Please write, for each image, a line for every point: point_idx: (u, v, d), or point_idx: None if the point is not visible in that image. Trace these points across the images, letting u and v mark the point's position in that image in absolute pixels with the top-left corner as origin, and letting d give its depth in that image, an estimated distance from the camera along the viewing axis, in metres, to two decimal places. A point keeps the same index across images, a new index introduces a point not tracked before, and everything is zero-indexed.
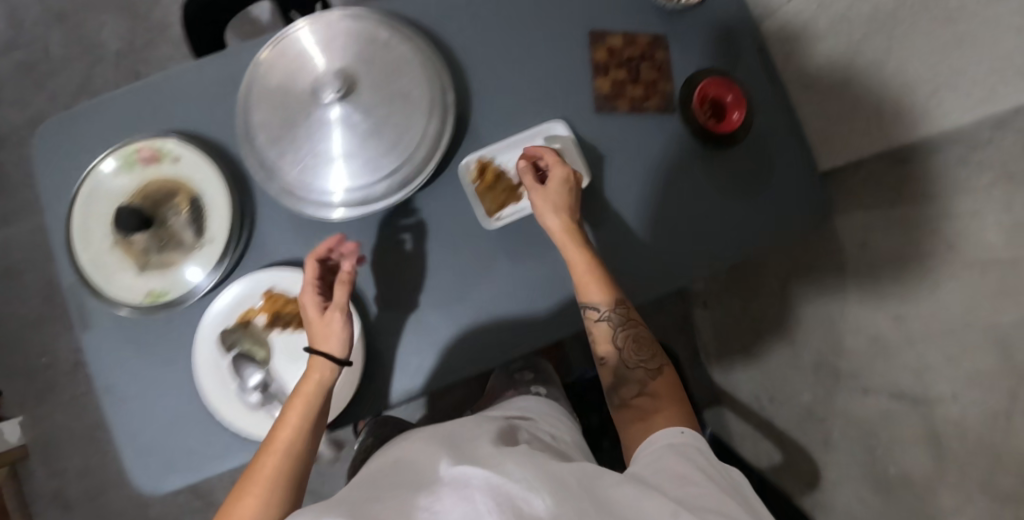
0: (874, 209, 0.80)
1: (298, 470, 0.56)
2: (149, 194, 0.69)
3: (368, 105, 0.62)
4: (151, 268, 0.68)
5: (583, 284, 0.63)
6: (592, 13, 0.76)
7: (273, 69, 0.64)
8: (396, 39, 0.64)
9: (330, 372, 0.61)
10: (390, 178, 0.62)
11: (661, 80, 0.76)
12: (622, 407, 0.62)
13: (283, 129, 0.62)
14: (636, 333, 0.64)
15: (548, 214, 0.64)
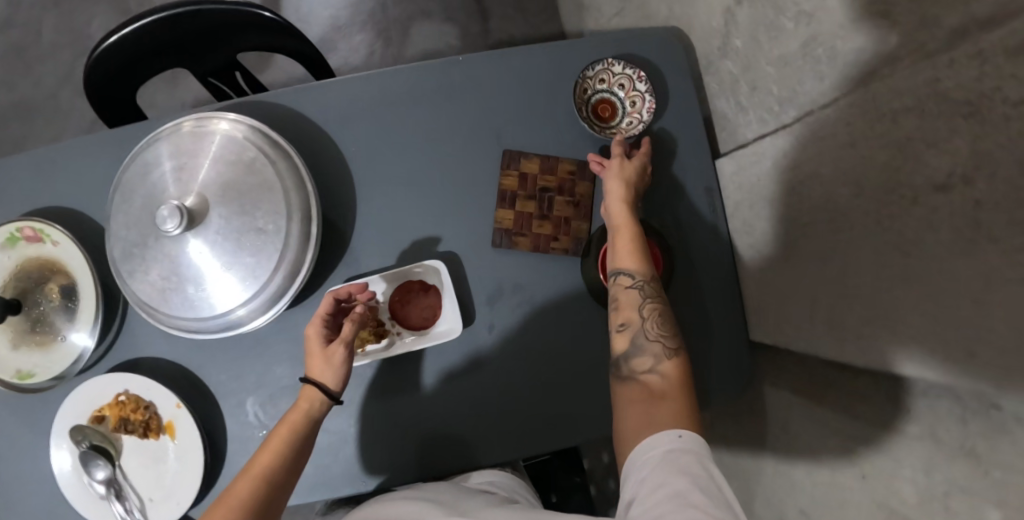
0: (799, 399, 0.69)
1: (268, 497, 0.54)
2: (28, 275, 0.68)
3: (216, 236, 0.58)
4: (24, 347, 0.68)
5: (624, 245, 0.59)
6: (513, 129, 0.68)
7: (137, 177, 0.61)
8: (262, 161, 0.60)
9: (318, 403, 0.59)
10: (236, 312, 0.60)
11: (575, 218, 0.67)
12: (631, 379, 0.54)
13: (139, 244, 0.60)
14: (663, 310, 0.57)
15: (614, 179, 0.62)
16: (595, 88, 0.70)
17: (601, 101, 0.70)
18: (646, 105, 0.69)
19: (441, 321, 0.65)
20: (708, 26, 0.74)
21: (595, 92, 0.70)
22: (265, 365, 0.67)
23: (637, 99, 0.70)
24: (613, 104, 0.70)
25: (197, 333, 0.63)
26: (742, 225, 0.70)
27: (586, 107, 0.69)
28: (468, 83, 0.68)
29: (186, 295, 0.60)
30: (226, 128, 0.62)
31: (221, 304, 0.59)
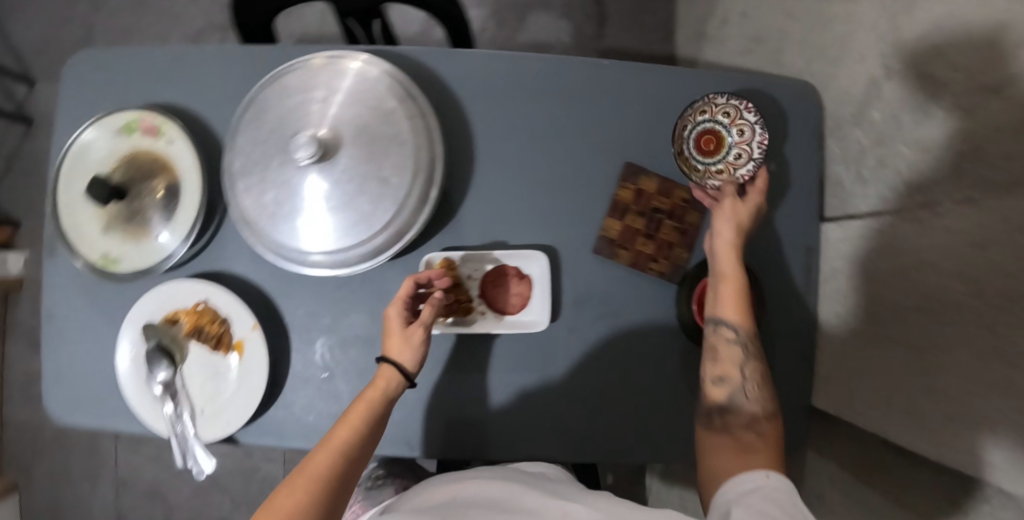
0: (844, 475, 0.70)
1: (346, 472, 0.54)
2: (135, 164, 0.68)
3: (339, 176, 0.57)
4: (115, 233, 0.68)
5: (725, 294, 0.60)
6: (639, 143, 0.69)
7: (274, 101, 0.61)
8: (401, 113, 0.58)
9: (397, 380, 0.60)
10: (339, 254, 0.59)
11: (678, 245, 0.68)
12: (725, 432, 0.55)
13: (256, 165, 0.60)
14: (762, 370, 0.59)
15: (727, 225, 0.62)
16: (693, 124, 0.68)
17: (699, 137, 0.68)
18: (755, 136, 0.67)
19: (527, 310, 0.66)
20: (846, 91, 0.74)
21: (692, 132, 0.68)
22: (344, 312, 0.68)
23: (744, 128, 0.67)
24: (716, 135, 0.68)
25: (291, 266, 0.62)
26: (834, 294, 0.70)
27: (683, 149, 0.68)
28: (609, 87, 0.68)
29: (291, 225, 0.59)
30: (372, 70, 0.60)
31: (323, 245, 0.59)
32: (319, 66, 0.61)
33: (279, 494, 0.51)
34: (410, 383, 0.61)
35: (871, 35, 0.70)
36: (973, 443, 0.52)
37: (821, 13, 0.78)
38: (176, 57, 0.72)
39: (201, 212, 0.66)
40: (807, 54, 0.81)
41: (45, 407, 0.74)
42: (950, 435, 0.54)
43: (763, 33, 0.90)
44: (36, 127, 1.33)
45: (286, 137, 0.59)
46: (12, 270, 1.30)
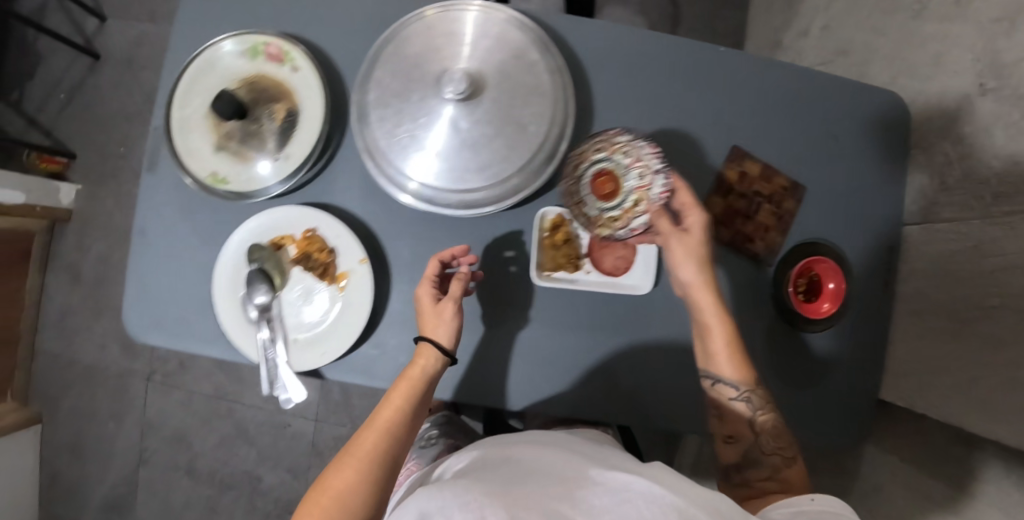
0: (907, 469, 0.73)
1: (394, 452, 0.57)
2: (257, 87, 0.66)
3: (481, 119, 0.58)
4: (226, 153, 0.68)
5: (717, 355, 0.61)
6: (746, 130, 0.72)
7: (414, 37, 0.61)
8: (542, 68, 0.61)
9: (437, 360, 0.61)
10: (467, 196, 0.60)
11: (775, 228, 0.72)
12: (749, 487, 0.61)
13: (392, 97, 0.60)
14: (772, 417, 0.62)
15: (686, 267, 0.61)
16: (591, 161, 0.65)
17: (592, 186, 0.65)
18: (637, 156, 0.63)
19: (627, 275, 0.68)
20: (936, 106, 0.77)
21: (585, 175, 0.65)
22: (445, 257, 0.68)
23: (628, 151, 0.63)
24: (609, 173, 0.64)
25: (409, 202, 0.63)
26: (915, 292, 0.74)
27: (575, 200, 0.66)
28: (718, 75, 0.73)
29: (422, 159, 0.59)
30: (515, 24, 0.62)
31: (454, 184, 0.59)
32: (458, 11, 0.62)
33: (335, 475, 0.54)
34: (450, 360, 0.63)
35: (966, 53, 0.73)
36: None
37: (914, 30, 0.81)
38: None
39: (320, 143, 0.66)
40: (896, 68, 0.85)
41: (125, 323, 0.73)
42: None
43: (848, 46, 0.94)
44: (103, 62, 1.34)
45: (427, 73, 0.60)
46: (64, 201, 1.31)
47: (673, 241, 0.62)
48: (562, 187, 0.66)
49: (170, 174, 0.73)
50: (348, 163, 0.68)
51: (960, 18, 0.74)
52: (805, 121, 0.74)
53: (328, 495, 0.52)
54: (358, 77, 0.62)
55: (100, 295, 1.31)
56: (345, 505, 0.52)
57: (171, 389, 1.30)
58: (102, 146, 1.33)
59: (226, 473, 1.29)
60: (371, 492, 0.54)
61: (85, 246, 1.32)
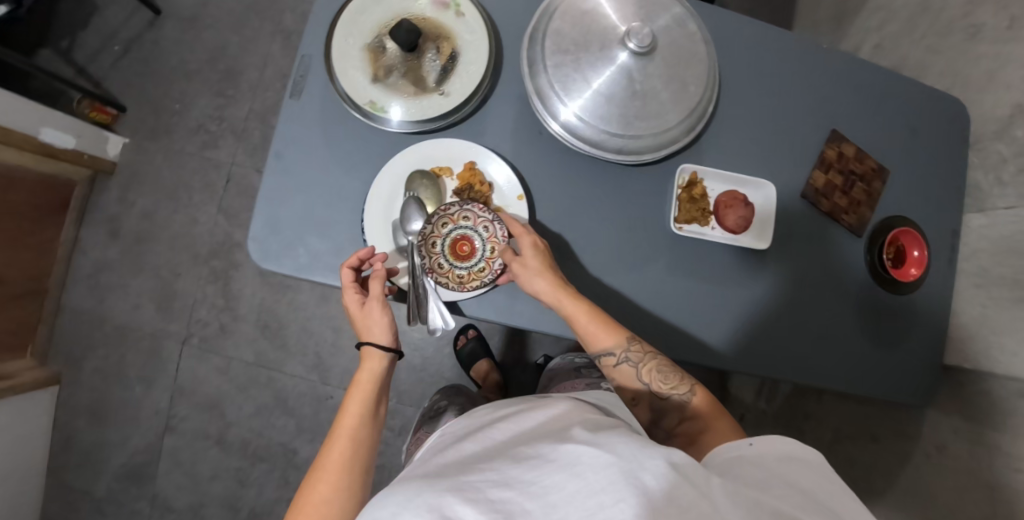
0: (970, 426, 0.81)
1: (364, 453, 0.60)
2: (424, 26, 0.70)
3: (652, 69, 0.64)
4: (384, 84, 0.70)
5: (591, 337, 0.64)
6: (843, 115, 0.81)
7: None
8: (700, 33, 0.68)
9: (382, 361, 0.65)
10: (629, 139, 0.66)
11: (866, 204, 0.80)
12: (672, 438, 0.61)
13: (571, 45, 0.64)
14: (656, 363, 0.64)
15: (533, 279, 0.64)
16: (443, 236, 0.67)
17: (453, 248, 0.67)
18: (475, 216, 0.67)
19: (745, 233, 0.74)
20: (990, 113, 0.89)
21: (446, 244, 0.67)
22: (586, 203, 0.72)
23: (466, 214, 0.68)
24: (467, 238, 0.67)
25: (574, 143, 0.69)
26: (976, 270, 0.84)
27: (434, 259, 0.67)
28: (818, 66, 0.82)
29: (600, 105, 0.64)
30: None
31: (625, 129, 0.65)
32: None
33: (310, 492, 0.56)
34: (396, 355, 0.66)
35: (1020, 69, 0.85)
36: None
37: (968, 50, 0.94)
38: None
39: (480, 84, 0.70)
40: (948, 82, 0.97)
41: (252, 246, 0.72)
42: None
43: (901, 63, 1.07)
44: (164, 18, 1.33)
45: (603, 24, 0.64)
46: (110, 154, 1.27)
47: (524, 250, 0.65)
48: (424, 261, 0.66)
49: (317, 102, 0.74)
50: (501, 110, 0.72)
51: (1013, 39, 0.86)
52: (888, 114, 0.84)
53: (305, 513, 0.55)
54: (532, 25, 0.68)
55: (140, 251, 1.26)
56: (328, 511, 0.55)
57: (207, 355, 1.25)
58: (156, 101, 1.30)
59: (260, 445, 1.24)
60: (347, 495, 0.56)
61: (127, 201, 1.28)
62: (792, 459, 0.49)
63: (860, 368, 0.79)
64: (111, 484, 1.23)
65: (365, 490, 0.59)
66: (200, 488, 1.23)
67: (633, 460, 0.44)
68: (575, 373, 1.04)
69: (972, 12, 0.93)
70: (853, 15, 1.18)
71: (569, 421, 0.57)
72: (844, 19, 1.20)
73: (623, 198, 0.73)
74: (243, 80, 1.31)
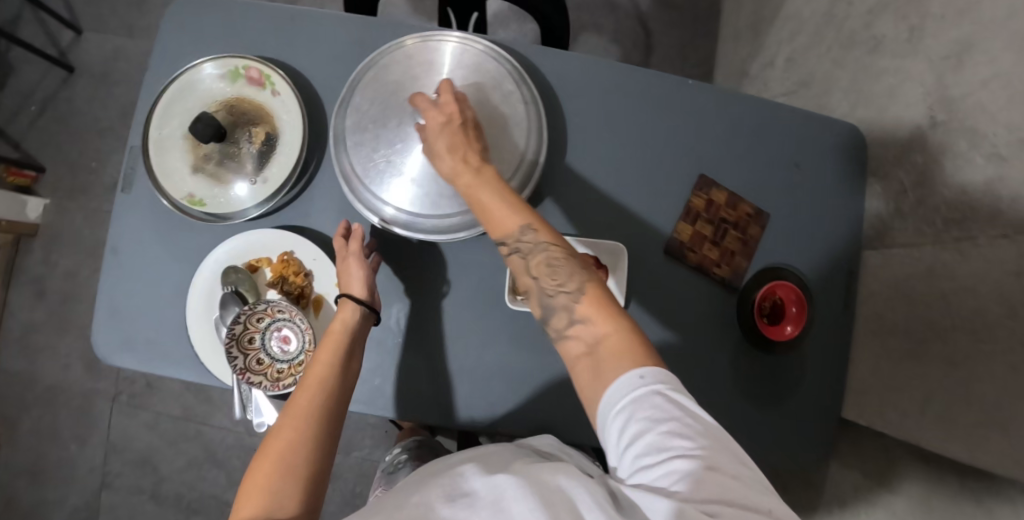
0: (868, 483, 0.77)
1: (334, 405, 0.56)
2: (237, 111, 0.68)
3: None
4: (204, 175, 0.68)
5: (490, 222, 0.54)
6: (713, 159, 0.76)
7: (398, 63, 0.64)
8: (518, 96, 0.64)
9: (356, 314, 0.62)
10: (439, 219, 0.62)
11: (740, 253, 0.75)
12: (561, 340, 0.50)
13: (371, 123, 0.62)
14: (548, 256, 0.53)
15: (438, 159, 0.57)
16: (261, 330, 0.65)
17: (274, 341, 0.66)
18: (289, 309, 0.65)
19: None
20: (888, 137, 0.81)
21: (265, 338, 0.66)
22: (424, 280, 0.69)
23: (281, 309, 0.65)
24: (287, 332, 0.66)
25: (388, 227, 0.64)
26: (872, 314, 0.77)
27: (251, 356, 0.65)
28: (682, 107, 0.76)
29: (401, 189, 0.61)
30: (490, 52, 0.65)
31: (433, 210, 0.61)
32: (437, 41, 0.64)
33: (273, 437, 0.52)
34: (373, 311, 0.64)
35: (915, 90, 0.77)
36: (993, 445, 0.59)
37: (871, 64, 0.85)
38: (280, 18, 0.72)
39: (299, 165, 0.68)
40: (853, 100, 0.89)
41: (93, 344, 0.71)
42: (968, 438, 0.62)
43: (812, 77, 0.99)
44: (77, 75, 1.32)
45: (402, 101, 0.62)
46: (31, 216, 1.28)
47: (430, 133, 0.58)
48: (239, 361, 0.64)
49: (145, 194, 0.72)
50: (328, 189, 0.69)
51: (911, 53, 0.78)
52: (769, 151, 0.78)
53: (269, 459, 0.50)
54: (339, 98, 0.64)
55: (67, 311, 1.28)
56: (290, 464, 0.50)
57: (137, 410, 1.26)
58: (73, 160, 1.31)
59: (194, 497, 1.25)
60: (315, 441, 0.52)
61: (51, 262, 1.29)
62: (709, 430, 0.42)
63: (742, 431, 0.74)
64: None
65: (331, 449, 0.54)
66: None
67: (556, 482, 0.40)
68: None
69: (873, 22, 0.85)
70: (770, 21, 1.10)
71: (509, 446, 0.51)
72: (761, 28, 1.12)
73: (464, 272, 0.70)
74: None
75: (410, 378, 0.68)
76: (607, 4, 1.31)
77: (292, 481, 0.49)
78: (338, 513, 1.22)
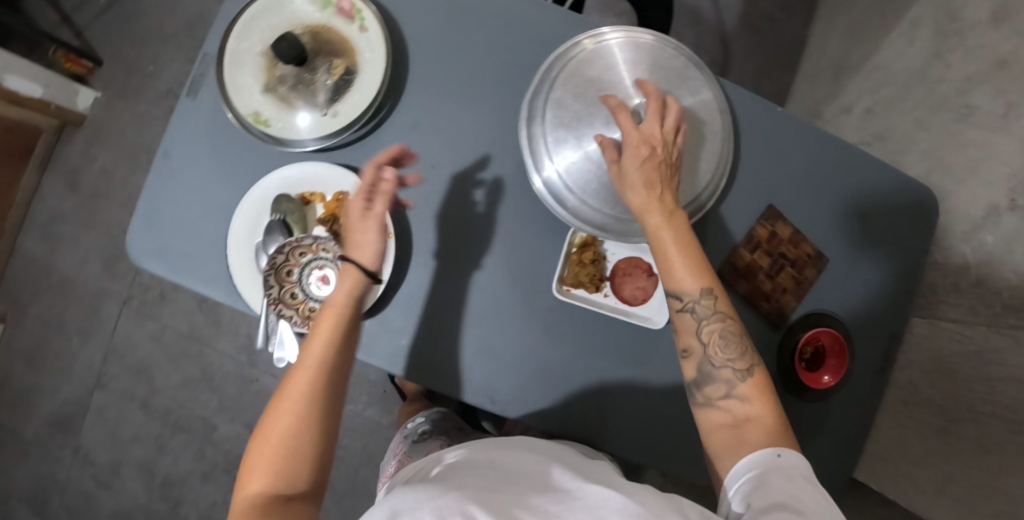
0: None
1: (333, 375, 0.56)
2: (322, 38, 0.66)
3: (616, 152, 0.60)
4: (273, 95, 0.66)
5: (665, 274, 0.57)
6: (785, 191, 0.74)
7: (572, 77, 0.62)
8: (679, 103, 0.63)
9: (359, 282, 0.59)
10: (609, 214, 0.61)
11: (792, 292, 0.73)
12: (709, 408, 0.55)
13: (576, 119, 0.60)
14: (723, 328, 0.55)
15: (629, 192, 0.56)
16: (301, 265, 0.64)
17: (311, 279, 0.64)
18: (334, 249, 0.63)
19: (644, 306, 0.68)
20: (961, 209, 0.79)
21: (303, 275, 0.64)
22: (473, 248, 0.68)
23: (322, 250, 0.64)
24: (328, 272, 0.64)
25: (556, 206, 0.62)
26: (909, 383, 0.76)
27: (286, 289, 0.63)
28: (764, 134, 0.73)
29: (608, 184, 0.60)
30: (660, 43, 0.64)
31: (605, 203, 0.61)
32: (613, 34, 0.63)
33: (274, 411, 0.53)
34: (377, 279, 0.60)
35: (999, 165, 0.74)
36: None
37: (958, 133, 0.83)
38: None
39: (371, 106, 0.66)
40: (930, 164, 0.87)
41: (127, 243, 0.70)
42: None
43: (889, 133, 0.97)
44: None
45: (612, 87, 0.62)
46: (80, 106, 1.28)
47: (625, 165, 0.56)
48: (275, 291, 0.63)
49: (209, 104, 0.71)
50: (395, 140, 0.68)
51: (1004, 129, 0.75)
52: (840, 192, 0.75)
53: (269, 445, 0.52)
54: (538, 88, 0.63)
55: (95, 208, 1.28)
56: (298, 437, 0.53)
57: (145, 319, 1.26)
58: (131, 60, 1.31)
59: (182, 415, 1.25)
60: (314, 418, 0.54)
61: (89, 155, 1.29)
62: (802, 482, 0.47)
63: None
64: (39, 429, 1.26)
65: (331, 415, 0.55)
66: (120, 448, 1.25)
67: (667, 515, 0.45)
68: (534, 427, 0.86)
69: (968, 90, 0.82)
70: (856, 68, 1.08)
71: (598, 463, 0.56)
72: (847, 74, 1.10)
73: (515, 249, 0.68)
74: None
75: (433, 344, 0.66)
76: (690, 16, 1.29)
77: (297, 459, 0.52)
78: None
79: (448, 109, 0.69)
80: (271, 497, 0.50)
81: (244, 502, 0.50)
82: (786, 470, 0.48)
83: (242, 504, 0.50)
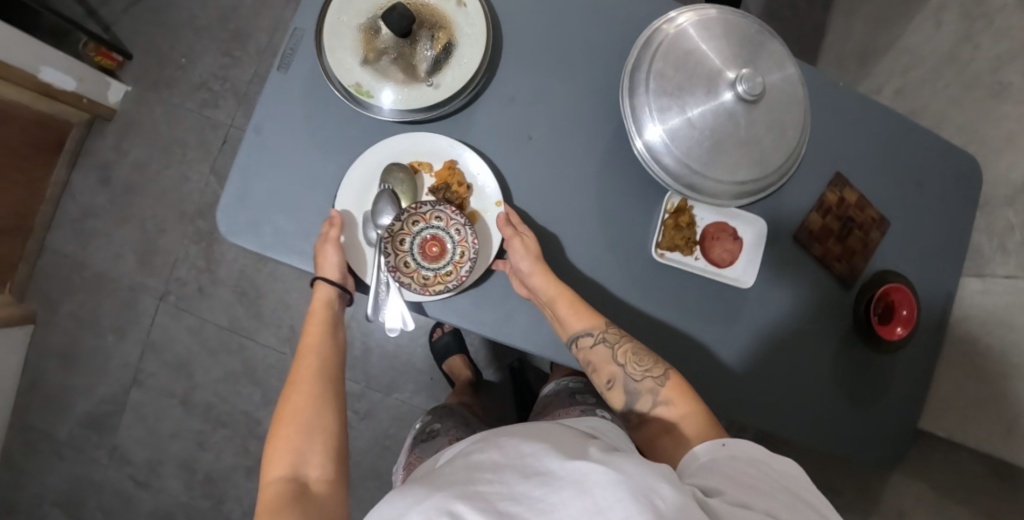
0: (934, 494, 0.85)
1: (331, 369, 0.64)
2: (423, 11, 0.67)
3: (717, 116, 0.63)
4: (374, 66, 0.66)
5: (563, 318, 0.64)
6: (849, 160, 0.78)
7: (671, 47, 0.65)
8: (774, 70, 0.66)
9: (331, 291, 0.66)
10: (706, 175, 0.65)
11: (860, 254, 0.76)
12: (646, 423, 0.61)
13: (677, 86, 0.64)
14: (632, 345, 0.64)
15: (519, 258, 0.64)
16: (412, 234, 0.66)
17: (421, 246, 0.67)
18: (447, 216, 0.66)
19: (731, 267, 0.73)
20: (1003, 174, 0.84)
21: (414, 243, 0.66)
22: (570, 216, 0.70)
23: (437, 217, 0.67)
24: (438, 239, 0.67)
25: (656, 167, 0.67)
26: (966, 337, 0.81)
27: (400, 257, 0.66)
28: (829, 105, 0.78)
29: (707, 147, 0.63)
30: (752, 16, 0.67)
31: (704, 165, 0.64)
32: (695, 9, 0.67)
33: (286, 405, 0.59)
34: (346, 289, 0.67)
35: None
36: None
37: (992, 106, 0.89)
38: None
39: (472, 79, 0.68)
40: (966, 137, 0.93)
41: (219, 218, 0.69)
42: None
43: (922, 110, 1.03)
44: None
45: (712, 54, 0.64)
46: (112, 99, 1.26)
47: (515, 247, 0.64)
48: (391, 258, 0.65)
49: (302, 79, 0.71)
50: (492, 112, 0.70)
51: None
52: (897, 160, 0.80)
53: (282, 431, 0.57)
54: (637, 59, 0.66)
55: (128, 202, 1.26)
56: (310, 420, 0.58)
57: (182, 314, 1.25)
58: (161, 52, 1.29)
59: (223, 410, 1.24)
60: (322, 400, 0.60)
61: (121, 149, 1.27)
62: (756, 464, 0.47)
63: (819, 419, 0.77)
64: (72, 430, 1.22)
65: (339, 401, 0.62)
66: (160, 446, 1.23)
67: (647, 483, 0.39)
68: (569, 401, 0.88)
69: (999, 68, 0.88)
70: (883, 51, 1.14)
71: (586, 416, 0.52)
72: (875, 58, 1.16)
73: (611, 217, 0.71)
74: (252, 42, 1.31)
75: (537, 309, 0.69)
76: None
77: (314, 437, 0.57)
78: (370, 451, 1.23)
79: (541, 82, 0.71)
80: (289, 479, 0.54)
81: (268, 490, 0.53)
82: (735, 454, 0.49)
83: (267, 492, 0.53)
